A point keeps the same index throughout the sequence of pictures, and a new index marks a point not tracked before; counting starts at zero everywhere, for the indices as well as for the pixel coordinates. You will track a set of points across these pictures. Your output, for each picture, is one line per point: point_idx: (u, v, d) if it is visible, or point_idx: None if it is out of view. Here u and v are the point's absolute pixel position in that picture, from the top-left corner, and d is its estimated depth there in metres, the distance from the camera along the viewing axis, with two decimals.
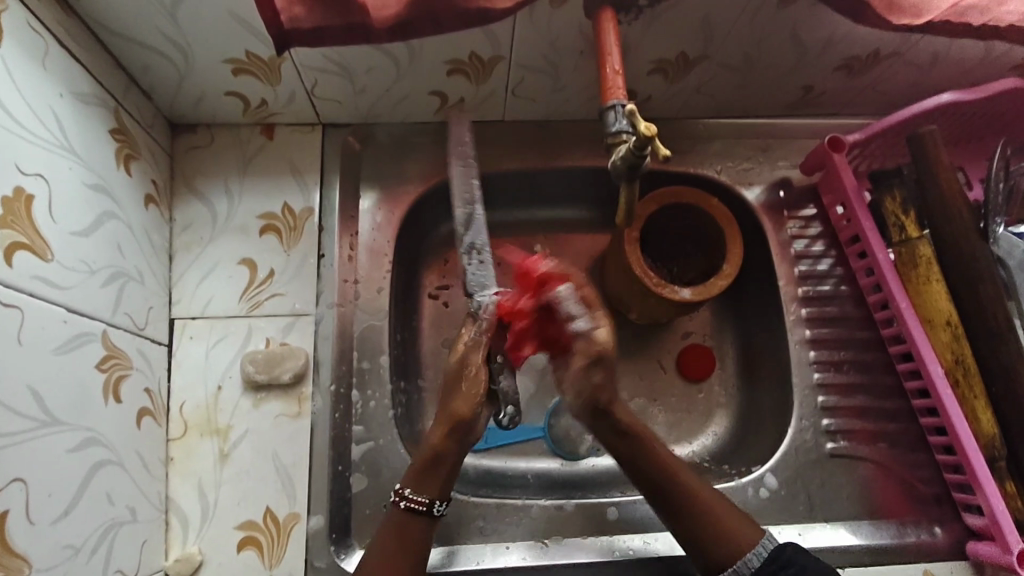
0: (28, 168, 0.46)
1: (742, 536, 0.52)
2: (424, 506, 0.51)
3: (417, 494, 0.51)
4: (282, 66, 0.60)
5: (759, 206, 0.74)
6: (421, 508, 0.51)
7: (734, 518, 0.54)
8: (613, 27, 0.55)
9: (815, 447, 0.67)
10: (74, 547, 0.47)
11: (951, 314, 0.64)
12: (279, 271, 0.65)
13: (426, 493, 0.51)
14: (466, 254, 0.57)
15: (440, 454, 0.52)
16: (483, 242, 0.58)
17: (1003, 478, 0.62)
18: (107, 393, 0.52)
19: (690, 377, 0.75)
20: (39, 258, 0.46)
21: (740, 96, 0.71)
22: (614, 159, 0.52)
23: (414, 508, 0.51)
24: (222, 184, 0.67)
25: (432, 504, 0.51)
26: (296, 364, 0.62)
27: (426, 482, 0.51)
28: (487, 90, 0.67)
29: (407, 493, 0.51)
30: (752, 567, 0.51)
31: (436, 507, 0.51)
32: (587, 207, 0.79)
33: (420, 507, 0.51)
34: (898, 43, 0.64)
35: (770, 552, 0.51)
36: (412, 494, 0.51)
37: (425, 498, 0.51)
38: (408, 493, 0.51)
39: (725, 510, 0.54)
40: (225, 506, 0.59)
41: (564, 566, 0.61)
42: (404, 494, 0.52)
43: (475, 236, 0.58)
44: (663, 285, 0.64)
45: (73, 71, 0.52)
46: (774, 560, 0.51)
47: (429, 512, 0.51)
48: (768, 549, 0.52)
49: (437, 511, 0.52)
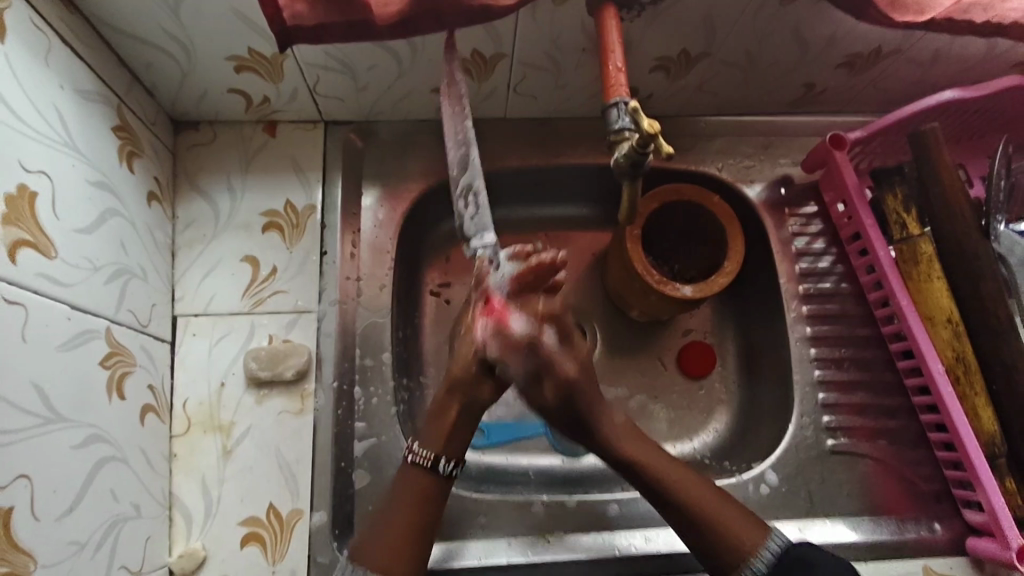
0: (32, 165, 0.46)
1: (748, 541, 0.50)
2: (429, 462, 0.52)
3: (422, 450, 0.53)
4: (285, 63, 0.60)
5: (760, 203, 0.74)
6: (427, 464, 0.52)
7: (741, 522, 0.51)
8: (615, 24, 0.55)
9: (816, 443, 0.67)
10: (79, 544, 0.47)
11: (952, 312, 0.65)
12: (282, 268, 0.65)
13: (430, 449, 0.53)
14: (463, 196, 0.56)
15: (444, 407, 0.54)
16: (478, 182, 0.55)
17: (1003, 475, 0.62)
18: (111, 390, 0.53)
19: (691, 373, 0.76)
20: (43, 256, 0.46)
21: (741, 93, 0.71)
22: (616, 157, 0.52)
23: (420, 462, 0.53)
24: (224, 182, 0.67)
25: (436, 461, 0.52)
26: (299, 360, 0.62)
27: (433, 438, 0.53)
28: (489, 87, 0.67)
29: (415, 448, 0.53)
30: (758, 573, 0.49)
31: (442, 465, 0.52)
32: (588, 204, 0.79)
33: (426, 462, 0.52)
34: (900, 41, 0.64)
35: (777, 554, 0.50)
36: (418, 450, 0.53)
37: (428, 453, 0.53)
38: (416, 449, 0.53)
39: (732, 517, 0.51)
40: (228, 502, 0.60)
41: (565, 563, 0.62)
42: (413, 448, 0.53)
43: (470, 177, 0.56)
44: (665, 283, 0.64)
45: (77, 69, 0.52)
46: (782, 561, 0.49)
47: (433, 468, 0.52)
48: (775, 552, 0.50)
49: (443, 469, 0.53)
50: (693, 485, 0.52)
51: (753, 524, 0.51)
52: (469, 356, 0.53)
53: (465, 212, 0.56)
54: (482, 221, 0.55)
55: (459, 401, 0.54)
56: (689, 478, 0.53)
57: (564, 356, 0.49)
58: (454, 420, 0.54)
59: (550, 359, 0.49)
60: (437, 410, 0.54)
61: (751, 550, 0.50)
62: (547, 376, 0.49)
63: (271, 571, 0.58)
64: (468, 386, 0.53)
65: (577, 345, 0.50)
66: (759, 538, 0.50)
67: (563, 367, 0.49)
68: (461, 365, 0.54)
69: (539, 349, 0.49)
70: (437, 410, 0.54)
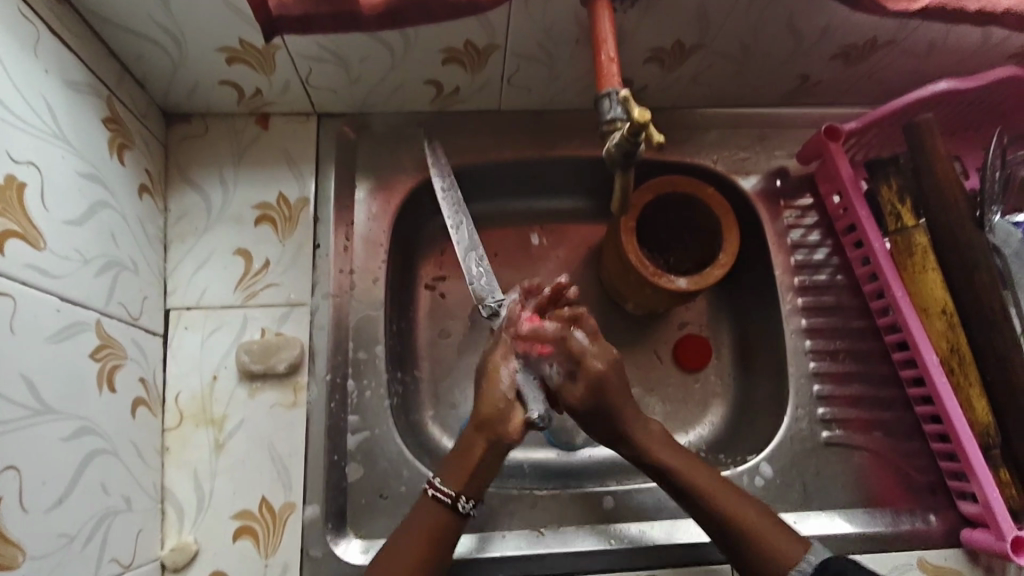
0: (20, 156, 0.45)
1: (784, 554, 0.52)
2: (450, 499, 0.52)
3: (443, 487, 0.53)
4: (276, 54, 0.60)
5: (755, 194, 0.74)
6: (448, 501, 0.52)
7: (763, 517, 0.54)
8: (608, 14, 0.55)
9: (810, 436, 0.67)
10: (68, 536, 0.47)
11: (946, 303, 0.64)
12: (275, 261, 0.65)
13: (450, 486, 0.53)
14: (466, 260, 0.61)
15: (470, 446, 0.54)
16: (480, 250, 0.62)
17: (998, 466, 0.62)
18: (102, 382, 0.52)
19: (686, 367, 0.76)
20: (32, 247, 0.46)
21: (736, 84, 0.71)
22: (608, 148, 0.52)
23: (440, 498, 0.52)
24: (216, 175, 0.67)
25: (457, 499, 0.52)
26: (291, 354, 0.62)
27: (453, 476, 0.53)
28: (483, 79, 0.67)
29: (436, 483, 0.53)
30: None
31: (461, 503, 0.52)
32: (584, 197, 0.79)
33: (446, 499, 0.52)
34: (895, 32, 0.64)
35: (815, 568, 0.51)
36: (440, 485, 0.53)
37: (450, 491, 0.52)
38: (437, 484, 0.53)
39: (749, 512, 0.54)
40: (221, 495, 0.59)
41: (558, 555, 0.61)
42: (434, 483, 0.53)
43: (472, 244, 0.62)
44: (659, 275, 0.64)
45: (65, 59, 0.51)
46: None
47: (454, 507, 0.52)
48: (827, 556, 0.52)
49: (463, 508, 0.53)
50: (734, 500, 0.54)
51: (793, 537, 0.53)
52: (500, 393, 0.53)
53: (472, 274, 0.60)
54: (488, 282, 0.60)
55: (484, 440, 0.54)
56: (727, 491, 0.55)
57: (594, 353, 0.55)
58: (479, 459, 0.53)
59: (580, 354, 0.54)
60: (461, 447, 0.54)
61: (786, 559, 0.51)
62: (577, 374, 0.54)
63: (263, 565, 0.58)
64: (497, 426, 0.53)
65: (600, 343, 0.56)
66: (797, 550, 0.52)
67: (593, 365, 0.54)
68: (489, 406, 0.53)
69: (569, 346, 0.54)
70: (465, 447, 0.54)
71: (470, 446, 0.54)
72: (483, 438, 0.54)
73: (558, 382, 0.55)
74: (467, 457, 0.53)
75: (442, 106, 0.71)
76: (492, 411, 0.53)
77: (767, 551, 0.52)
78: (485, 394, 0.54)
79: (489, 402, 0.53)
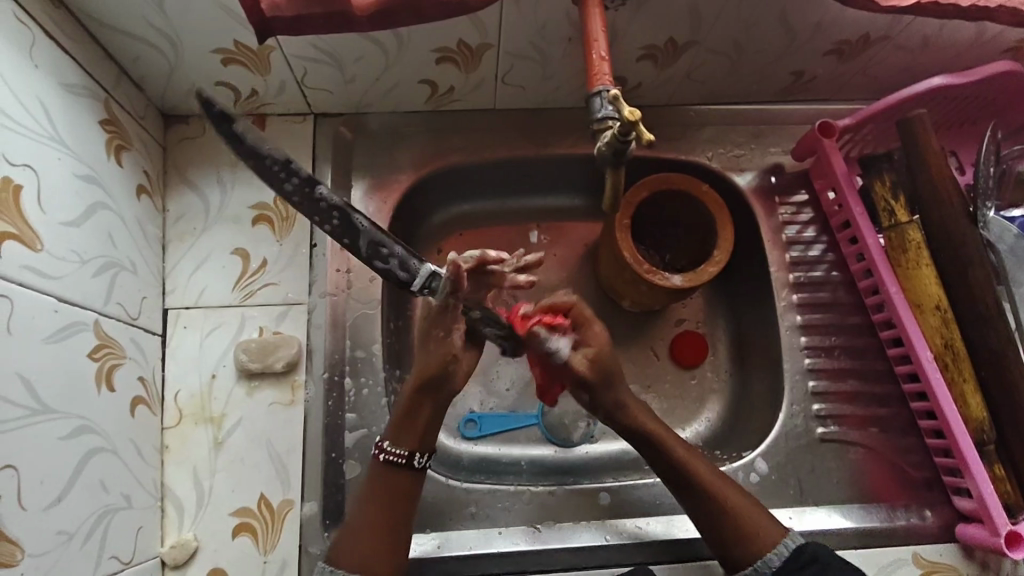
0: (16, 159, 0.46)
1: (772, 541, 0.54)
2: (403, 459, 0.54)
3: (395, 448, 0.54)
4: (271, 55, 0.60)
5: (750, 190, 0.74)
6: (401, 461, 0.54)
7: (726, 485, 0.56)
8: (599, 12, 0.55)
9: (806, 432, 0.68)
10: (67, 533, 0.48)
11: (940, 299, 0.65)
12: (272, 261, 0.66)
13: (403, 446, 0.54)
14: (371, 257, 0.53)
15: (415, 405, 0.54)
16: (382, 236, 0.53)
17: (992, 462, 0.62)
18: (100, 381, 0.53)
19: (682, 363, 0.76)
20: (29, 248, 0.47)
21: (730, 81, 0.71)
22: (599, 146, 0.52)
23: (393, 460, 0.54)
24: (214, 175, 0.67)
25: (411, 456, 0.54)
26: (288, 352, 0.63)
27: None
28: (477, 78, 0.67)
29: (387, 447, 0.54)
30: (773, 566, 0.52)
31: (416, 460, 0.54)
32: (580, 195, 0.79)
33: (400, 459, 0.54)
34: (887, 28, 0.64)
35: (792, 551, 0.53)
36: (390, 448, 0.54)
37: (404, 451, 0.54)
38: (387, 446, 0.54)
39: (714, 478, 0.56)
40: (220, 492, 0.60)
41: (556, 550, 0.62)
42: (384, 446, 0.54)
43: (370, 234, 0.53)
44: (653, 272, 0.65)
45: (62, 63, 0.52)
46: (797, 558, 0.52)
47: (410, 464, 0.54)
48: (790, 548, 0.53)
49: (418, 463, 0.54)
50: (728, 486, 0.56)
51: (771, 521, 0.55)
52: (450, 350, 0.53)
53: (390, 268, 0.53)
54: (407, 268, 0.53)
55: (429, 400, 0.54)
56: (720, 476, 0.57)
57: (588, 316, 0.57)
58: (428, 416, 0.54)
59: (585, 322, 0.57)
60: (408, 408, 0.54)
61: (773, 542, 0.54)
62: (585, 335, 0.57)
63: (262, 561, 0.59)
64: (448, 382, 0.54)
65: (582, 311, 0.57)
66: (776, 533, 0.54)
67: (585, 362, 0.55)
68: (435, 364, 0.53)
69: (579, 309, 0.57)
70: (409, 406, 0.54)
71: (416, 406, 0.54)
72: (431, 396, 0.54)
73: (568, 356, 0.56)
74: (415, 417, 0.54)
75: (437, 105, 0.71)
76: (438, 367, 0.53)
77: (731, 518, 0.55)
78: (432, 351, 0.53)
79: (435, 360, 0.53)
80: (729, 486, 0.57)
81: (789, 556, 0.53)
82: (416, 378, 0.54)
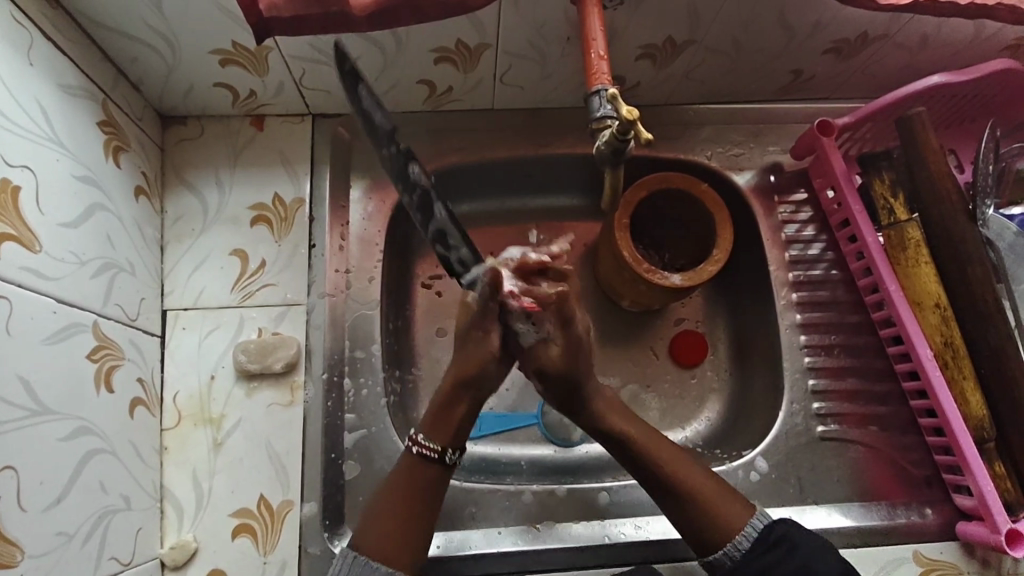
0: (14, 160, 0.46)
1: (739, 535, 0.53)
2: (435, 454, 0.54)
3: (428, 442, 0.54)
4: (268, 56, 0.60)
5: (749, 189, 0.74)
6: (433, 455, 0.54)
7: (690, 468, 0.56)
8: (597, 11, 0.55)
9: (806, 430, 0.68)
10: (67, 534, 0.48)
11: (940, 296, 0.65)
12: (270, 262, 0.66)
13: (435, 440, 0.54)
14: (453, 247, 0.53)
15: (453, 401, 0.54)
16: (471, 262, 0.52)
17: (992, 459, 0.62)
18: (99, 383, 0.53)
19: (681, 362, 0.76)
20: (28, 249, 0.47)
21: (730, 80, 0.71)
22: (599, 145, 0.52)
23: (425, 454, 0.54)
24: (211, 176, 0.67)
25: (444, 452, 0.54)
26: (287, 353, 0.63)
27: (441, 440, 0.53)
28: (476, 78, 0.67)
29: (420, 440, 0.54)
30: (741, 548, 0.52)
31: (448, 455, 0.54)
32: (579, 194, 0.79)
33: (432, 454, 0.54)
34: (886, 25, 0.64)
35: (759, 532, 0.53)
36: (423, 441, 0.54)
37: (435, 445, 0.53)
38: (421, 440, 0.54)
39: (678, 461, 0.56)
40: (219, 494, 0.60)
41: (556, 550, 0.62)
42: (418, 440, 0.54)
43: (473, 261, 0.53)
44: (653, 272, 0.64)
45: (60, 64, 0.52)
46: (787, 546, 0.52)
47: (442, 458, 0.54)
48: (757, 530, 0.53)
49: (448, 459, 0.54)
50: (701, 478, 0.55)
51: (742, 505, 0.55)
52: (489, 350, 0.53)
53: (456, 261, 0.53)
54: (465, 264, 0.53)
55: (468, 397, 0.54)
56: (694, 467, 0.56)
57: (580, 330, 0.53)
58: (463, 413, 0.54)
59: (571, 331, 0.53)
60: (443, 404, 0.54)
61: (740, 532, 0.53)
62: (565, 330, 0.53)
63: (262, 562, 0.59)
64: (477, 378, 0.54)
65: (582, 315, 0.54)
66: (746, 518, 0.54)
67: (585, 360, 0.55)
68: (474, 363, 0.53)
69: (565, 305, 0.52)
70: (445, 403, 0.54)
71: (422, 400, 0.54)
72: (469, 392, 0.54)
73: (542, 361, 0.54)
74: (449, 415, 0.54)
75: (435, 105, 0.71)
76: (477, 368, 0.53)
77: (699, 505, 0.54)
78: (472, 350, 0.53)
79: (477, 356, 0.53)
80: (703, 478, 0.56)
81: (755, 539, 0.52)
82: (454, 377, 0.54)
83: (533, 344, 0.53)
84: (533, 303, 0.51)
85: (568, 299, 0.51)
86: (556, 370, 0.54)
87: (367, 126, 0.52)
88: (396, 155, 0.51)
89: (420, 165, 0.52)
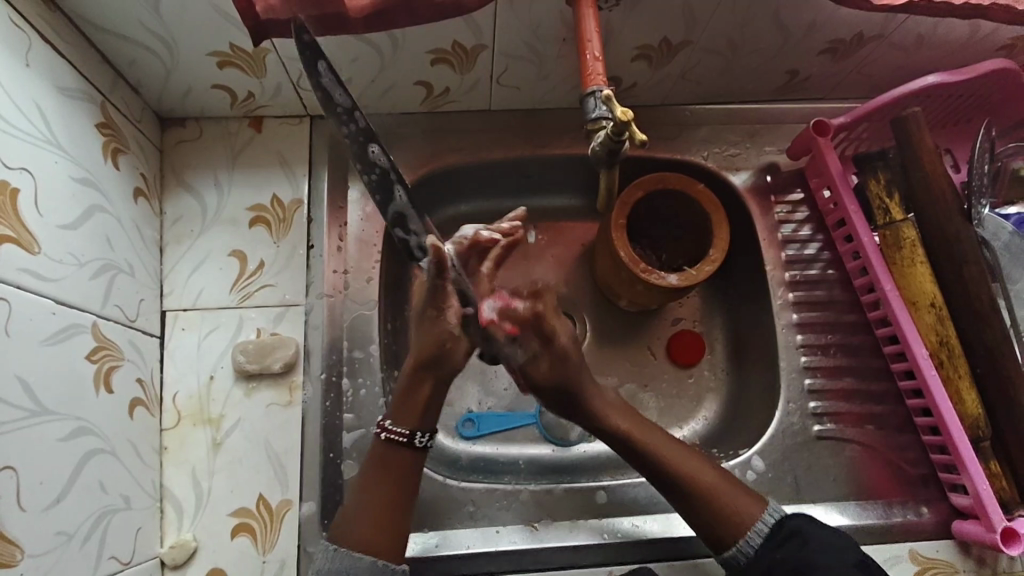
0: (14, 162, 0.46)
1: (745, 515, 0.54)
2: (406, 438, 0.54)
3: (396, 426, 0.54)
4: (266, 58, 0.61)
5: (746, 189, 0.74)
6: (404, 440, 0.54)
7: (693, 461, 0.56)
8: (592, 13, 0.55)
9: (802, 430, 0.68)
10: (67, 534, 0.48)
11: (935, 296, 0.65)
12: (269, 262, 0.66)
13: (405, 425, 0.54)
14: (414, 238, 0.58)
15: (415, 384, 0.54)
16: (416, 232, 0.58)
17: (988, 458, 0.62)
18: (98, 384, 0.53)
19: (678, 362, 0.76)
20: (26, 251, 0.47)
21: (726, 81, 0.71)
22: (593, 146, 0.53)
23: (396, 439, 0.54)
24: (210, 177, 0.68)
25: (413, 435, 0.54)
26: (286, 353, 0.63)
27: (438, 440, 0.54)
28: (473, 79, 0.67)
29: (388, 425, 0.54)
30: (754, 545, 0.53)
31: (419, 439, 0.54)
32: (576, 195, 0.79)
33: (401, 438, 0.54)
34: (881, 26, 0.64)
35: (770, 527, 0.53)
36: (392, 426, 0.54)
37: (404, 429, 0.54)
38: (390, 425, 0.54)
39: (680, 454, 0.57)
40: (218, 493, 0.60)
41: (554, 549, 0.62)
42: (386, 425, 0.54)
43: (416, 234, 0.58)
44: (649, 272, 0.65)
45: (59, 68, 0.52)
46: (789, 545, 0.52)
47: (411, 443, 0.54)
48: (770, 524, 0.53)
49: (420, 443, 0.54)
50: (699, 466, 0.56)
51: (750, 497, 0.55)
52: (445, 328, 0.53)
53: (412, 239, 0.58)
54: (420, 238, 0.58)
55: (431, 378, 0.54)
56: (697, 460, 0.57)
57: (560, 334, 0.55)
58: (427, 395, 0.54)
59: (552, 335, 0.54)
60: (408, 388, 0.54)
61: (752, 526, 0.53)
62: (549, 347, 0.54)
63: (261, 561, 0.59)
64: None
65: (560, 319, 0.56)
66: (758, 510, 0.54)
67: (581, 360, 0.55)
68: (433, 340, 0.53)
69: (542, 320, 0.54)
70: (408, 385, 0.54)
71: (419, 400, 0.54)
72: (431, 374, 0.54)
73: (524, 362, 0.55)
74: (415, 398, 0.54)
75: (432, 106, 0.71)
76: (433, 348, 0.53)
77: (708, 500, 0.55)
78: (429, 330, 0.53)
79: (434, 337, 0.53)
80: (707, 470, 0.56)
81: (767, 535, 0.53)
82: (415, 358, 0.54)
83: (523, 363, 0.55)
84: (514, 327, 0.54)
85: (544, 315, 0.54)
86: (539, 365, 0.54)
87: (326, 102, 0.53)
88: (355, 134, 0.54)
89: (380, 146, 0.56)
